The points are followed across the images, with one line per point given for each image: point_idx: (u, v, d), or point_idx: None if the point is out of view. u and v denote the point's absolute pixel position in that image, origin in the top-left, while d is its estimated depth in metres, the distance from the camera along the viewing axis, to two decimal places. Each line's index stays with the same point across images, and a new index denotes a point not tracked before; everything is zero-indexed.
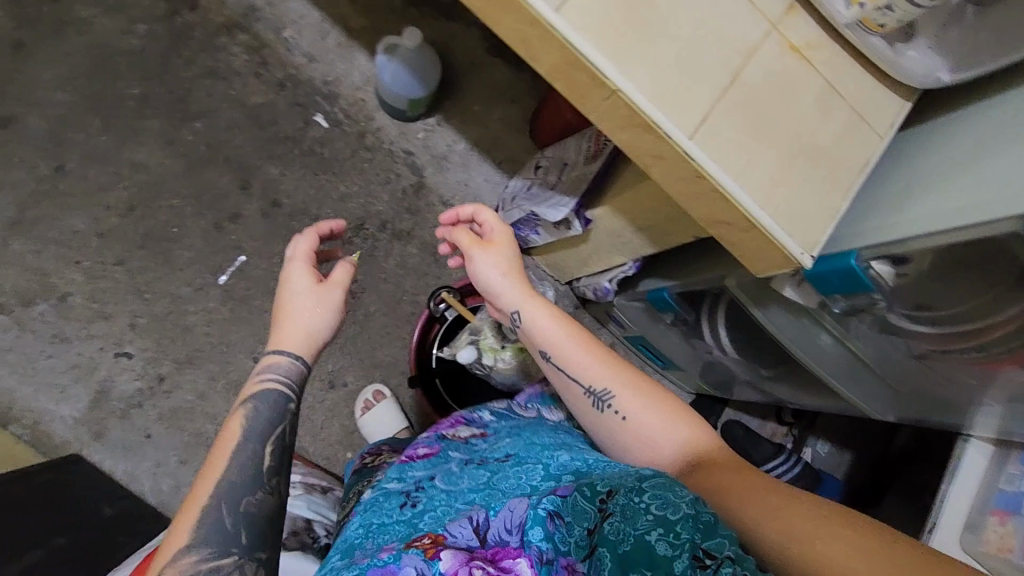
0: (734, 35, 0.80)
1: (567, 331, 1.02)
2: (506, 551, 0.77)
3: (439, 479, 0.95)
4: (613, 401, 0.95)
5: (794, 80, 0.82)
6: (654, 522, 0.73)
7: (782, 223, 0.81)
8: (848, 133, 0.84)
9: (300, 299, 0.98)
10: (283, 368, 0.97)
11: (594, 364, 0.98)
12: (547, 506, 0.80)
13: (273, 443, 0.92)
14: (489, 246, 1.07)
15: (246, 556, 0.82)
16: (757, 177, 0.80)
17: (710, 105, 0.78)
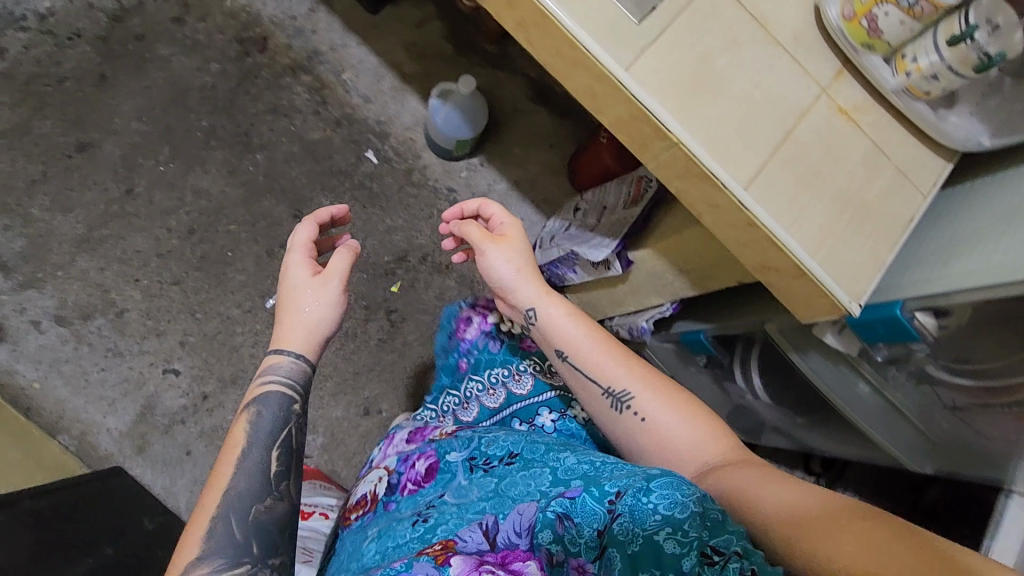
0: (787, 98, 0.87)
1: (584, 330, 1.03)
2: (516, 554, 0.80)
3: (450, 496, 0.93)
4: (630, 401, 0.96)
5: (842, 140, 0.88)
6: (663, 521, 0.72)
7: (831, 273, 0.84)
8: (892, 190, 0.89)
9: (301, 297, 0.98)
10: (285, 368, 0.97)
11: (611, 364, 0.99)
12: (558, 507, 0.80)
13: (279, 446, 0.91)
14: (503, 242, 1.09)
15: (259, 563, 0.82)
16: (807, 227, 0.84)
17: (764, 160, 0.84)
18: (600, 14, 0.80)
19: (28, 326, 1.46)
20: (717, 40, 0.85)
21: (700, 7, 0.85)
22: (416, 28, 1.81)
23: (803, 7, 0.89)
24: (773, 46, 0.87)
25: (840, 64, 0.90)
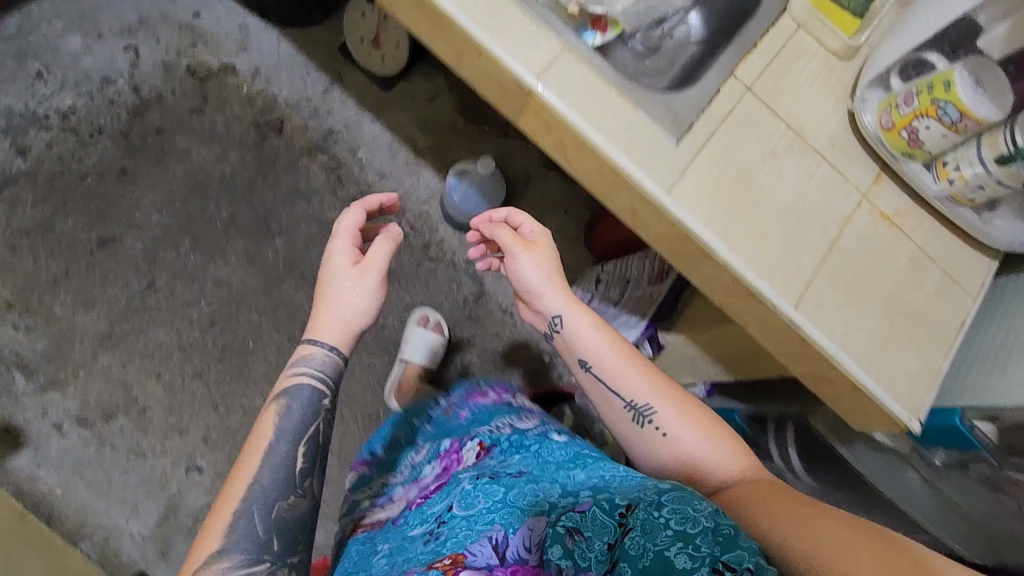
0: (830, 206, 0.85)
1: (612, 343, 0.92)
2: (523, 568, 0.76)
3: (457, 506, 0.88)
4: (653, 416, 0.88)
5: (888, 246, 0.87)
6: (674, 536, 0.65)
7: (889, 388, 0.81)
8: (940, 294, 0.87)
9: (339, 283, 0.86)
10: (316, 362, 0.86)
11: (638, 379, 0.90)
12: (568, 521, 0.73)
13: (305, 444, 0.83)
14: (534, 247, 0.96)
15: (279, 565, 0.78)
16: (860, 338, 0.82)
17: (812, 272, 0.82)
18: (639, 138, 0.80)
19: (50, 430, 1.43)
20: (756, 153, 0.84)
21: (735, 122, 0.85)
22: (428, 103, 1.83)
23: (837, 114, 0.89)
24: (811, 154, 0.87)
25: (878, 168, 0.89)
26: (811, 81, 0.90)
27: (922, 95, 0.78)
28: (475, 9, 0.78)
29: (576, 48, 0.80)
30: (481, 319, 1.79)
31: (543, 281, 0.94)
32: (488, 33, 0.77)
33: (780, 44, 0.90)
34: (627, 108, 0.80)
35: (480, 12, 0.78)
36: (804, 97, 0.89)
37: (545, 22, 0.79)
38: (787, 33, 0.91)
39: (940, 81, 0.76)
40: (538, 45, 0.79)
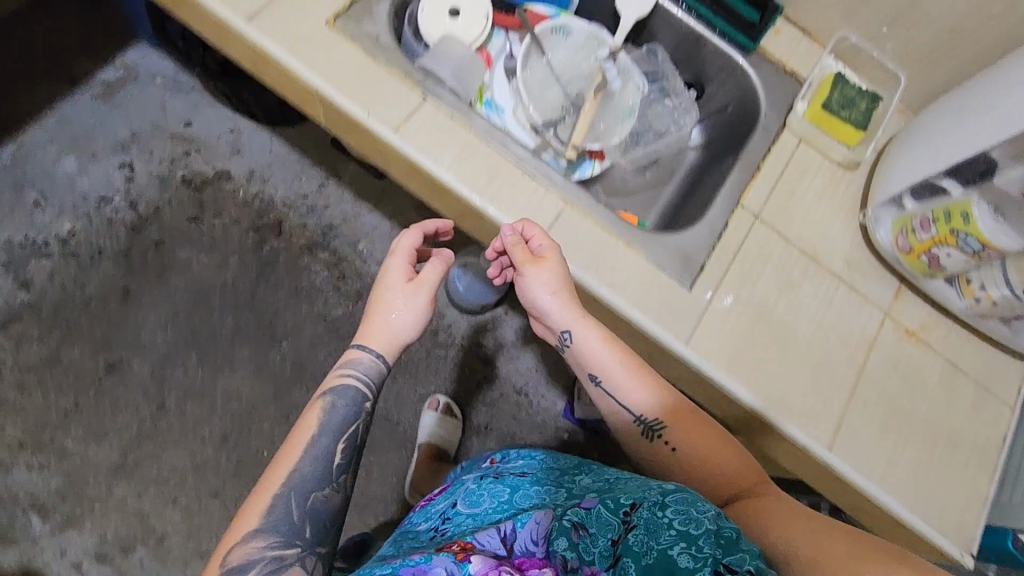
0: (854, 331, 0.83)
1: (631, 367, 0.75)
2: (531, 561, 0.63)
3: (462, 503, 0.80)
4: (664, 431, 0.73)
5: (919, 366, 0.83)
6: (677, 536, 0.56)
7: (935, 522, 0.77)
8: (978, 409, 0.83)
9: (390, 294, 0.78)
10: (363, 367, 0.77)
11: (649, 392, 0.75)
12: (572, 516, 0.64)
13: (346, 440, 0.74)
14: (540, 265, 0.74)
15: (308, 554, 0.68)
16: (901, 473, 0.78)
17: (843, 409, 0.79)
18: (649, 287, 0.78)
19: (68, 569, 1.42)
20: (772, 286, 0.81)
21: (748, 253, 0.82)
22: None
23: (850, 231, 0.87)
24: (828, 277, 0.84)
25: (899, 283, 0.86)
26: (820, 198, 0.87)
27: (940, 223, 0.76)
28: (471, 174, 0.76)
29: (577, 200, 0.79)
30: (496, 404, 1.62)
31: (549, 299, 0.75)
32: (486, 197, 0.76)
33: (783, 162, 0.88)
34: (635, 258, 0.78)
35: (477, 177, 0.76)
36: (813, 217, 0.86)
37: (543, 177, 0.78)
38: (789, 149, 0.89)
39: (957, 210, 0.73)
40: (538, 201, 0.77)
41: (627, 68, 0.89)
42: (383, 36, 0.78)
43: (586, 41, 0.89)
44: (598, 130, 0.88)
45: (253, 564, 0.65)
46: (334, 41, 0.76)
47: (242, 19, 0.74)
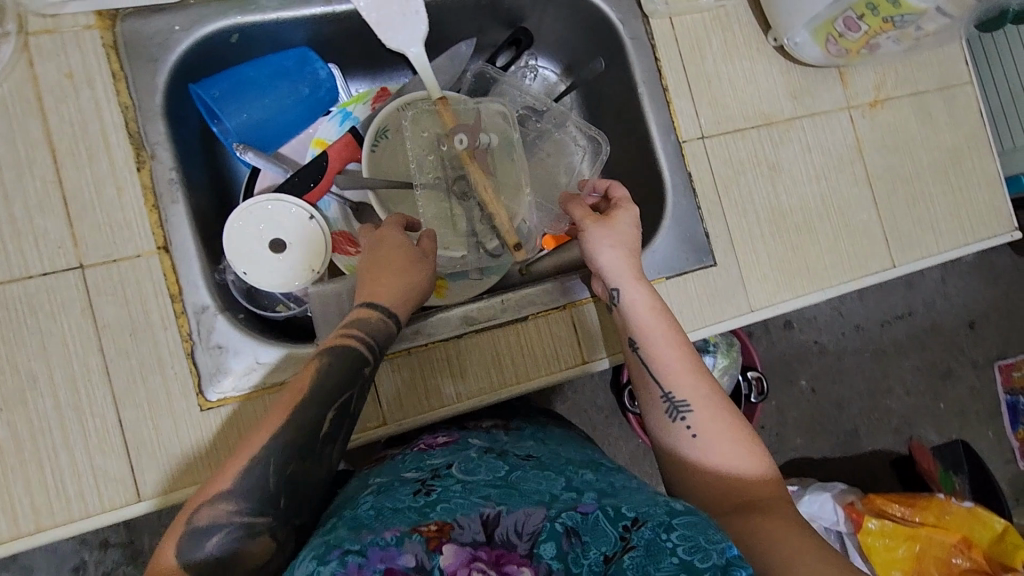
0: (841, 148, 0.80)
1: (679, 344, 0.63)
2: (510, 557, 0.47)
3: (457, 467, 0.61)
4: (690, 417, 0.60)
5: (903, 126, 0.82)
6: (677, 568, 0.45)
7: (985, 232, 0.84)
8: (954, 114, 0.85)
9: (393, 261, 0.59)
10: (372, 329, 0.57)
11: (690, 370, 0.62)
12: (566, 518, 0.50)
13: (338, 410, 0.54)
14: (608, 228, 0.65)
15: (281, 527, 0.50)
16: (943, 224, 0.83)
17: (878, 222, 0.80)
18: (685, 298, 0.73)
19: None
20: (761, 186, 0.76)
21: (722, 179, 0.75)
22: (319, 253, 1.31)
23: (773, 63, 0.78)
24: (791, 127, 0.78)
25: (839, 71, 0.80)
26: (728, 58, 0.77)
27: (869, 18, 0.68)
28: (483, 374, 0.68)
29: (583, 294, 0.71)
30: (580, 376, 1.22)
31: (608, 256, 0.65)
32: (513, 377, 0.68)
33: (677, 56, 0.75)
34: (660, 287, 0.73)
35: (491, 372, 0.68)
36: (737, 85, 0.77)
37: (535, 309, 0.69)
38: (669, 37, 0.75)
39: None
40: (552, 332, 0.69)
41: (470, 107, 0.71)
42: (262, 353, 0.59)
43: (411, 117, 0.69)
44: (508, 194, 0.71)
45: (218, 531, 0.48)
46: (233, 415, 0.58)
47: (129, 501, 0.55)
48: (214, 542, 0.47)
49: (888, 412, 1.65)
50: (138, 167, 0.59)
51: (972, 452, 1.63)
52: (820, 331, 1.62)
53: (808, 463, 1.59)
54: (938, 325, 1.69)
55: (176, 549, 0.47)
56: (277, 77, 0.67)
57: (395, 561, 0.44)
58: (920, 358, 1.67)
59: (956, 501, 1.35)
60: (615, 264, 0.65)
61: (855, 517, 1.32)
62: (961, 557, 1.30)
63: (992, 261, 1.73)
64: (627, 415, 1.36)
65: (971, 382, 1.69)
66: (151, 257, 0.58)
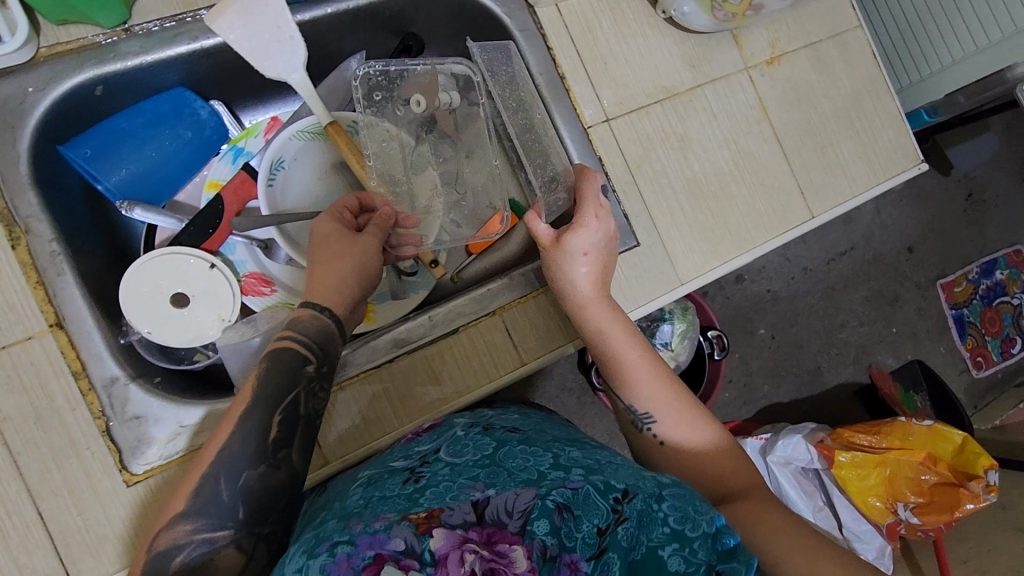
0: (745, 109, 0.80)
1: (641, 362, 0.66)
2: (501, 535, 0.48)
3: (446, 450, 0.61)
4: (654, 425, 0.65)
5: (801, 78, 0.83)
6: (670, 537, 0.50)
7: (892, 169, 0.87)
8: (847, 57, 0.86)
9: (334, 257, 0.59)
10: (308, 329, 0.56)
11: (649, 380, 0.66)
12: (556, 495, 0.51)
13: (285, 412, 0.53)
14: (563, 253, 0.65)
15: (243, 533, 0.50)
16: (855, 168, 0.85)
17: (793, 175, 0.81)
18: (623, 281, 0.74)
19: None
20: (673, 160, 0.77)
21: (634, 156, 0.75)
22: None
23: (666, 35, 0.78)
24: (693, 95, 0.79)
25: (733, 33, 0.81)
26: (620, 37, 0.77)
27: None
28: (428, 392, 0.67)
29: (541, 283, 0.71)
30: None
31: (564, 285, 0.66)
32: (456, 391, 0.67)
33: (569, 41, 0.75)
34: None
35: (434, 391, 0.67)
36: (636, 62, 0.77)
37: (468, 319, 0.68)
38: (559, 24, 0.74)
39: None
40: (488, 339, 0.69)
41: (406, 68, 0.70)
42: (184, 415, 0.57)
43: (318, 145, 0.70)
44: (418, 212, 0.72)
45: (181, 549, 0.48)
46: (164, 482, 0.56)
47: None
48: (180, 561, 0.48)
49: (846, 345, 1.71)
50: (13, 245, 0.55)
51: (929, 369, 1.69)
52: (770, 280, 1.66)
53: (779, 407, 1.64)
54: (879, 255, 1.75)
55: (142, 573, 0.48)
56: (156, 125, 0.65)
57: (384, 546, 0.46)
58: (867, 289, 1.74)
59: (917, 422, 1.40)
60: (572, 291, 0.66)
61: (827, 453, 1.36)
62: (928, 473, 1.37)
63: (920, 187, 1.79)
64: (597, 393, 1.37)
65: (917, 304, 1.76)
66: (44, 337, 0.55)
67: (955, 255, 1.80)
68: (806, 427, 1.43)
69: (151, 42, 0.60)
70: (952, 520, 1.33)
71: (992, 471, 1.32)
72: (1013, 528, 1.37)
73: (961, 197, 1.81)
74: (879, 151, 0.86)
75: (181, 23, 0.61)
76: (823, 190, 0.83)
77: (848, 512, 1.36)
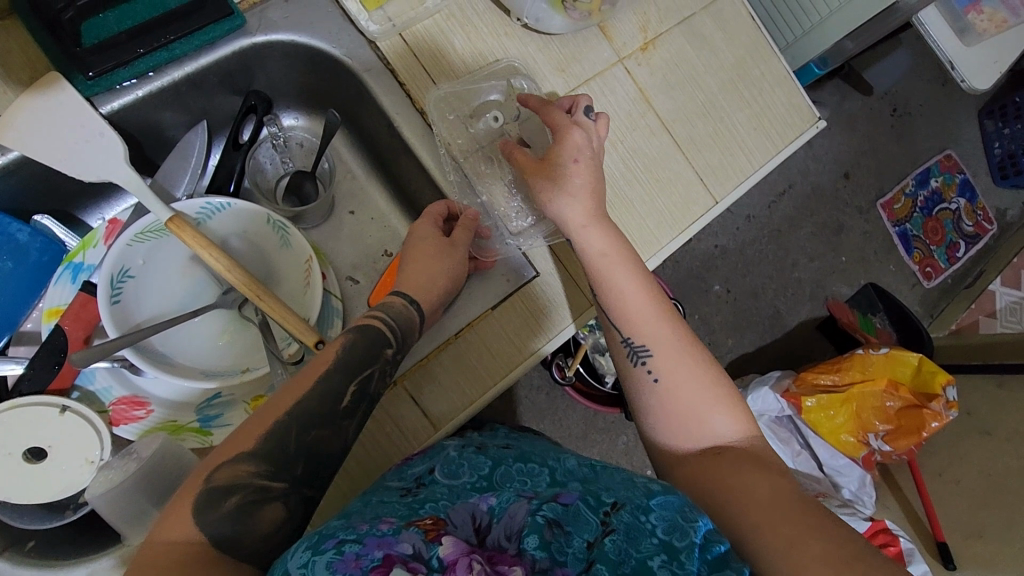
0: (627, 105, 0.76)
1: (638, 289, 0.64)
2: (501, 557, 0.47)
3: (440, 471, 0.60)
4: (649, 359, 0.62)
5: (681, 58, 0.79)
6: (659, 547, 0.49)
7: (791, 132, 0.84)
8: (726, 24, 0.82)
9: (429, 258, 0.64)
10: (393, 313, 0.60)
11: (647, 313, 0.64)
12: (546, 511, 0.51)
13: (360, 384, 0.55)
14: (564, 159, 0.64)
15: (294, 492, 0.50)
16: (751, 139, 0.81)
17: (687, 162, 0.78)
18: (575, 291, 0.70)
19: None
20: None
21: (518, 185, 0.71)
22: None
23: (528, 42, 0.73)
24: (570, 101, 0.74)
25: (600, 26, 0.76)
26: (479, 53, 0.71)
27: None
28: (340, 480, 0.64)
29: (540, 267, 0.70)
30: None
31: (560, 193, 0.64)
32: (395, 453, 0.65)
33: (421, 69, 0.69)
34: (488, 319, 0.68)
35: (341, 481, 0.64)
36: (498, 77, 0.71)
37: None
38: (407, 54, 0.68)
39: None
40: (394, 412, 0.65)
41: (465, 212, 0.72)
42: None
43: (240, 234, 0.66)
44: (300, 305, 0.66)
45: (237, 492, 0.47)
46: None
47: None
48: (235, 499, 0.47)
49: (801, 283, 1.70)
50: None
51: (882, 290, 1.70)
52: (716, 235, 1.64)
53: (745, 359, 1.63)
54: (818, 188, 1.74)
55: (193, 505, 0.46)
56: None
57: (393, 549, 0.45)
58: (813, 224, 1.72)
59: (873, 351, 1.39)
60: (565, 202, 0.64)
61: (794, 401, 1.36)
62: (893, 399, 1.36)
63: (847, 111, 1.77)
64: (564, 386, 1.34)
65: (863, 229, 1.76)
66: None
67: (891, 173, 1.80)
68: (773, 377, 1.44)
69: None
70: (920, 441, 1.33)
71: (949, 388, 1.31)
72: (980, 432, 1.39)
73: (887, 113, 1.81)
74: (771, 114, 0.83)
75: None
76: (723, 172, 0.79)
77: (825, 451, 1.36)
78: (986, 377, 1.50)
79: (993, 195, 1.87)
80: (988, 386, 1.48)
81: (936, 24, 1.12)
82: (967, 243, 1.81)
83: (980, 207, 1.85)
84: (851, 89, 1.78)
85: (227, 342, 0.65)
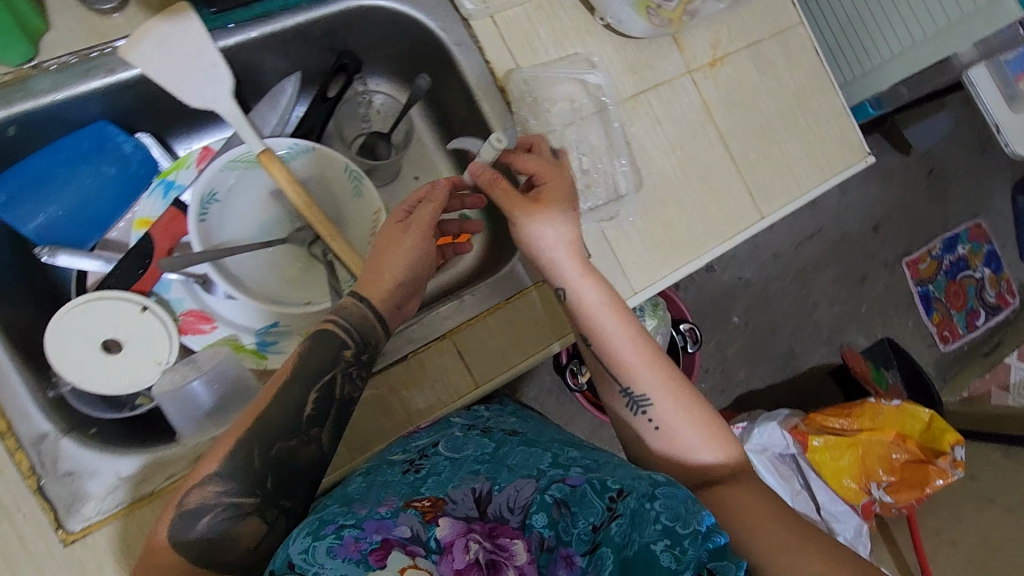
0: (690, 114, 0.80)
1: (630, 342, 0.63)
2: (502, 530, 0.52)
3: (443, 446, 0.64)
4: (649, 409, 0.62)
5: (745, 80, 0.83)
6: (661, 533, 0.48)
7: (840, 164, 0.87)
8: (791, 53, 0.86)
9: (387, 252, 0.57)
10: (348, 320, 0.55)
11: (641, 363, 0.62)
12: (554, 491, 0.54)
13: (322, 388, 0.53)
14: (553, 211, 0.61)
15: (268, 507, 0.50)
16: (803, 166, 0.85)
17: (739, 177, 0.81)
18: None
19: None
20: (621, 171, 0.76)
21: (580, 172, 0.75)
22: None
23: (605, 43, 0.77)
24: (637, 103, 0.78)
25: (673, 37, 0.80)
26: (559, 46, 0.76)
27: None
28: (382, 420, 0.66)
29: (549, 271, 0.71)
30: None
31: (552, 244, 0.62)
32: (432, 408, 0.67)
33: (504, 48, 0.73)
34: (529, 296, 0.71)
35: (384, 421, 0.66)
36: (574, 70, 0.75)
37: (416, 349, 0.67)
38: (494, 35, 0.73)
39: None
40: (436, 365, 0.68)
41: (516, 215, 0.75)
42: (122, 465, 0.54)
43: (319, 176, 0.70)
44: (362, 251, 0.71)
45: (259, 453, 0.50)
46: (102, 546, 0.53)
47: None
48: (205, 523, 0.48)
49: (819, 327, 1.72)
50: None
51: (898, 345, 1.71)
52: (741, 267, 1.66)
53: (754, 393, 1.65)
54: (846, 235, 1.76)
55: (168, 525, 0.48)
56: (76, 164, 0.63)
57: (391, 532, 0.49)
58: (837, 270, 1.75)
59: (885, 401, 1.39)
60: (558, 253, 0.62)
61: (801, 438, 1.35)
62: (899, 451, 1.36)
63: (884, 166, 1.80)
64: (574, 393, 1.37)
65: (886, 282, 1.78)
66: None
67: (919, 232, 1.82)
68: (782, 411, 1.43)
69: (64, 77, 0.58)
70: (922, 496, 1.35)
71: (958, 447, 1.32)
72: (982, 499, 1.39)
73: (922, 173, 1.83)
74: (823, 145, 0.86)
75: (95, 57, 0.59)
76: (771, 192, 0.83)
77: (825, 494, 1.33)
78: (993, 446, 1.51)
79: (1018, 269, 1.89)
80: (993, 455, 1.49)
81: (985, 86, 1.14)
82: (987, 312, 1.83)
83: (1004, 279, 1.87)
84: (889, 144, 1.81)
85: (293, 277, 0.69)
